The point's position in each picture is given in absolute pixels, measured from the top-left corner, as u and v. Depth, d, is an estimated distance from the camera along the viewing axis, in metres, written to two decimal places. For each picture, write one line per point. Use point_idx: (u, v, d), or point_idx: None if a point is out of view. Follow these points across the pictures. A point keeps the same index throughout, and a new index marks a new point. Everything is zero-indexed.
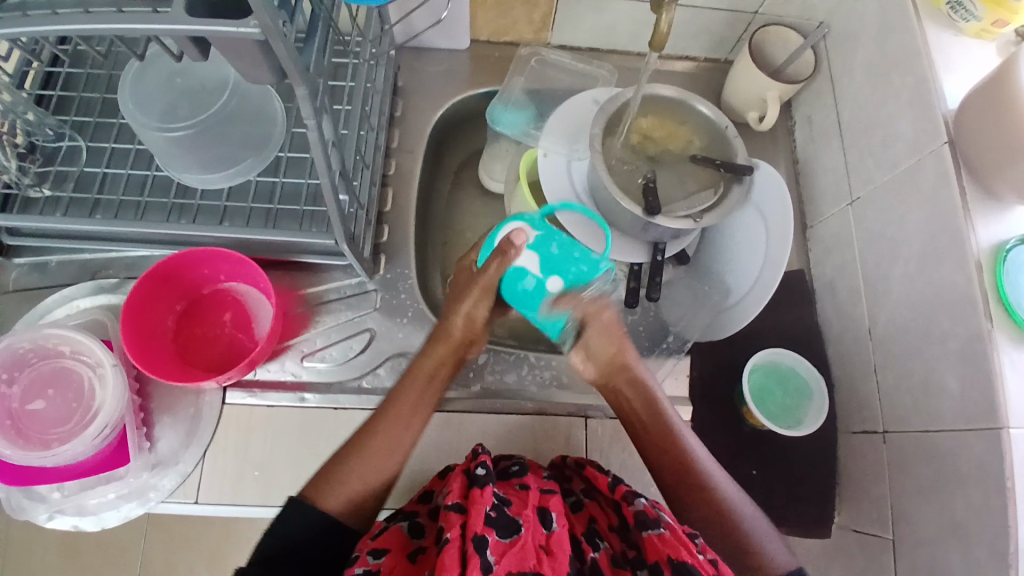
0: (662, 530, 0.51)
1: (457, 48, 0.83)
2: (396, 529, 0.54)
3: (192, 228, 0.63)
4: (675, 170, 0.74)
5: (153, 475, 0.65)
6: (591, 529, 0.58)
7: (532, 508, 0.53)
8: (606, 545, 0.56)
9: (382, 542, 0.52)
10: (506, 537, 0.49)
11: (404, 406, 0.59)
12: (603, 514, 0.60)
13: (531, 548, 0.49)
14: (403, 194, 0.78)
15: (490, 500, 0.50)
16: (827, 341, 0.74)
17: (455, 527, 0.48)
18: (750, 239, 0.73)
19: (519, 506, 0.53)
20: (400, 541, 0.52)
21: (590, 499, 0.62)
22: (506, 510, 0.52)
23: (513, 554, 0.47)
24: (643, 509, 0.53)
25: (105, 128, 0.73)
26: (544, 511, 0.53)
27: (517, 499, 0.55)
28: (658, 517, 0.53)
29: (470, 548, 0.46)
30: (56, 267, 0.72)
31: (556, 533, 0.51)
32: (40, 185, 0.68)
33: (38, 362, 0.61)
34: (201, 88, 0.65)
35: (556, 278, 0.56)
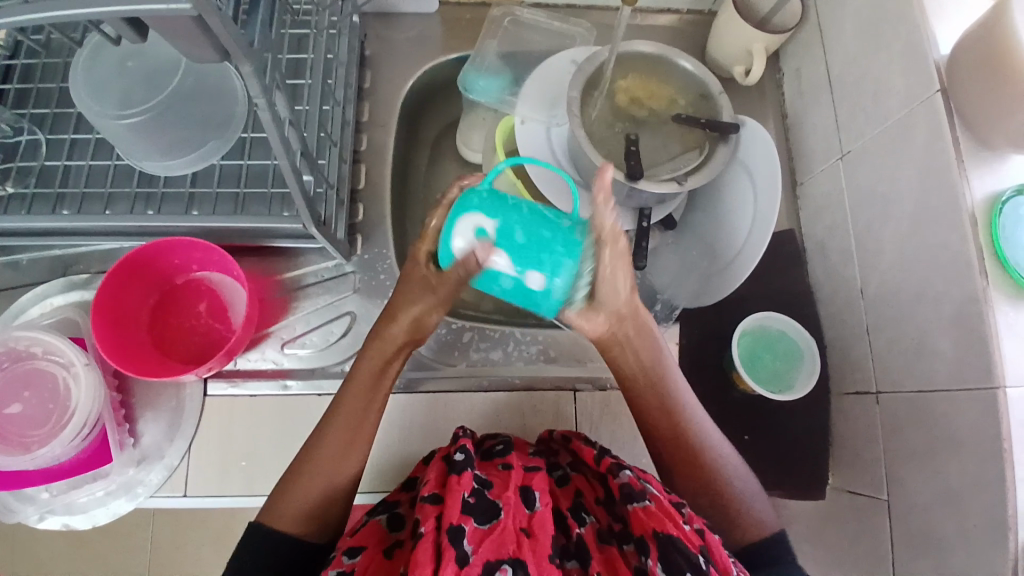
0: (646, 503, 0.51)
1: (426, 12, 0.79)
2: (375, 523, 0.53)
3: (156, 219, 0.61)
4: (657, 131, 0.71)
5: (139, 471, 0.64)
6: (578, 503, 0.57)
7: (514, 489, 0.52)
8: (592, 520, 0.55)
9: (358, 539, 0.51)
10: (485, 523, 0.48)
11: (354, 406, 0.55)
12: (589, 488, 0.59)
13: (512, 531, 0.48)
14: (377, 170, 0.75)
15: (467, 486, 0.50)
16: (818, 302, 0.72)
17: (430, 519, 0.47)
18: (737, 201, 0.71)
19: (501, 488, 0.52)
20: (379, 535, 0.52)
21: (577, 472, 0.61)
22: (487, 493, 0.51)
23: (492, 539, 0.47)
24: (629, 481, 0.53)
25: (65, 119, 0.70)
26: (527, 492, 0.52)
27: (498, 481, 0.53)
28: (643, 489, 0.52)
29: (444, 541, 0.45)
30: (26, 264, 0.70)
31: (539, 513, 0.51)
32: (2, 182, 0.66)
33: (9, 365, 0.60)
34: (155, 70, 0.61)
35: (532, 273, 0.48)
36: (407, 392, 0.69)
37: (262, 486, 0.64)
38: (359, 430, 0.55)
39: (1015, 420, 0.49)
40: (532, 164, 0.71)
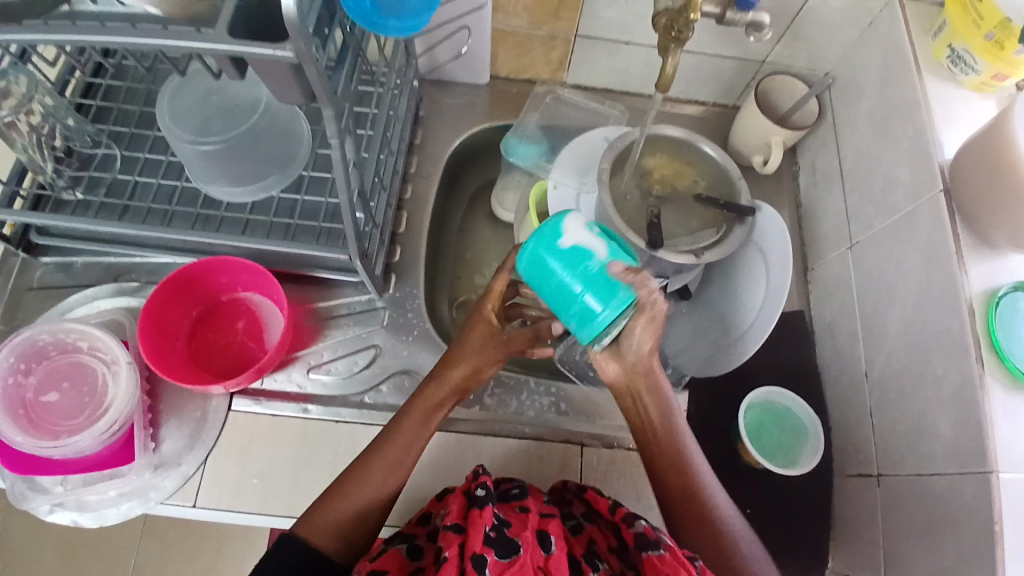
0: (661, 551, 0.53)
1: (477, 83, 0.87)
2: (394, 551, 0.56)
3: (213, 237, 0.66)
4: (680, 207, 0.76)
5: (155, 476, 0.66)
6: (591, 550, 0.59)
7: (531, 529, 0.54)
8: (605, 566, 0.57)
9: (379, 563, 0.55)
10: (506, 556, 0.51)
11: (409, 432, 0.60)
12: (603, 537, 0.62)
13: (531, 569, 0.51)
14: (417, 217, 0.81)
15: (489, 520, 0.52)
16: (825, 382, 0.74)
17: (453, 546, 0.51)
18: (752, 277, 0.75)
19: (519, 527, 0.55)
20: (401, 561, 0.56)
21: (590, 523, 0.63)
22: (506, 531, 0.53)
23: (512, 573, 0.50)
24: (643, 531, 0.55)
25: (140, 139, 0.76)
26: (544, 535, 0.55)
27: (517, 521, 0.56)
28: (658, 538, 0.54)
29: (469, 567, 0.49)
30: (80, 267, 0.75)
31: (555, 555, 0.53)
32: (74, 188, 0.72)
33: (55, 355, 0.62)
34: (233, 106, 0.69)
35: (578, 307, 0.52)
36: None
37: (271, 504, 0.66)
38: (413, 447, 0.60)
39: (1009, 504, 0.51)
40: None
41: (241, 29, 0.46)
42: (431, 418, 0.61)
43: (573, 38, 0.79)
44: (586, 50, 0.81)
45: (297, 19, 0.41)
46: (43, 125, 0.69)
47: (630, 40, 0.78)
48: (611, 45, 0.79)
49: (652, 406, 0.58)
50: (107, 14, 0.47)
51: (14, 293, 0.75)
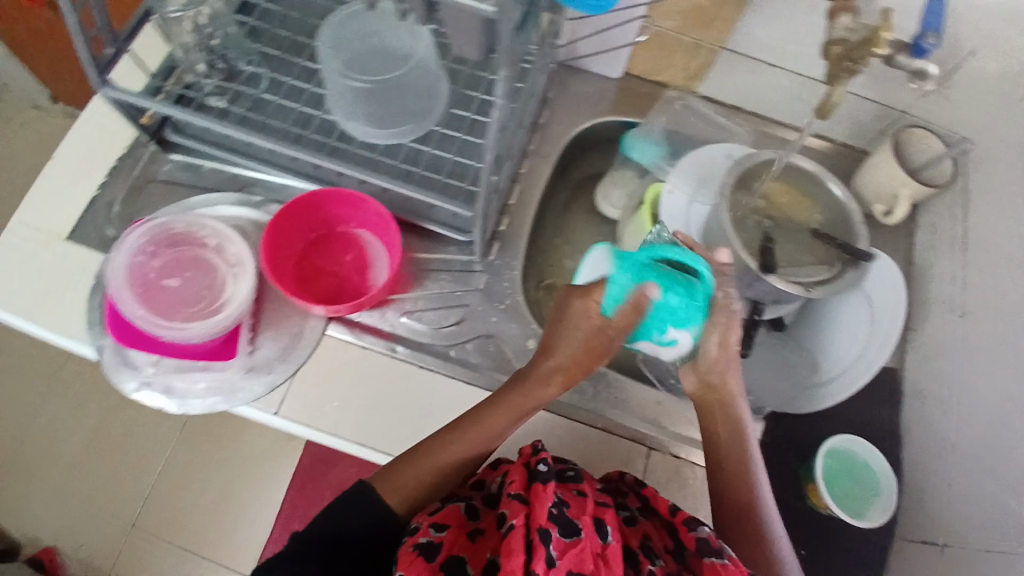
0: (725, 561, 0.54)
1: (610, 75, 0.86)
2: (453, 508, 0.61)
3: (341, 167, 0.69)
4: (793, 238, 0.75)
5: (245, 378, 0.70)
6: (646, 546, 0.60)
7: (590, 515, 0.55)
8: (661, 563, 0.58)
9: (439, 517, 0.59)
10: (568, 536, 0.52)
11: (482, 435, 0.64)
12: (657, 535, 0.62)
13: (590, 555, 0.52)
14: (529, 193, 0.82)
15: (552, 497, 0.54)
16: (906, 444, 0.74)
17: (520, 515, 0.53)
18: (848, 323, 0.76)
19: (579, 509, 0.55)
20: (459, 518, 0.59)
21: (645, 518, 0.63)
22: (566, 510, 0.54)
23: (573, 554, 0.51)
24: (706, 537, 0.56)
25: (286, 64, 0.76)
26: (601, 523, 0.56)
27: (576, 502, 0.56)
28: (720, 548, 0.55)
29: (535, 538, 0.50)
30: (207, 172, 0.78)
31: (611, 546, 0.54)
32: (218, 97, 0.73)
33: (183, 245, 0.64)
34: (389, 52, 0.71)
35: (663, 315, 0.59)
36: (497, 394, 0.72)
37: (346, 430, 0.69)
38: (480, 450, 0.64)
39: None
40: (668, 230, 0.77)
41: None
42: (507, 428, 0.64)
43: (718, 50, 0.78)
44: (728, 65, 0.80)
45: None
46: (209, 28, 0.71)
47: (778, 62, 0.77)
48: (756, 64, 0.78)
49: (722, 424, 0.64)
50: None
51: (138, 180, 0.78)
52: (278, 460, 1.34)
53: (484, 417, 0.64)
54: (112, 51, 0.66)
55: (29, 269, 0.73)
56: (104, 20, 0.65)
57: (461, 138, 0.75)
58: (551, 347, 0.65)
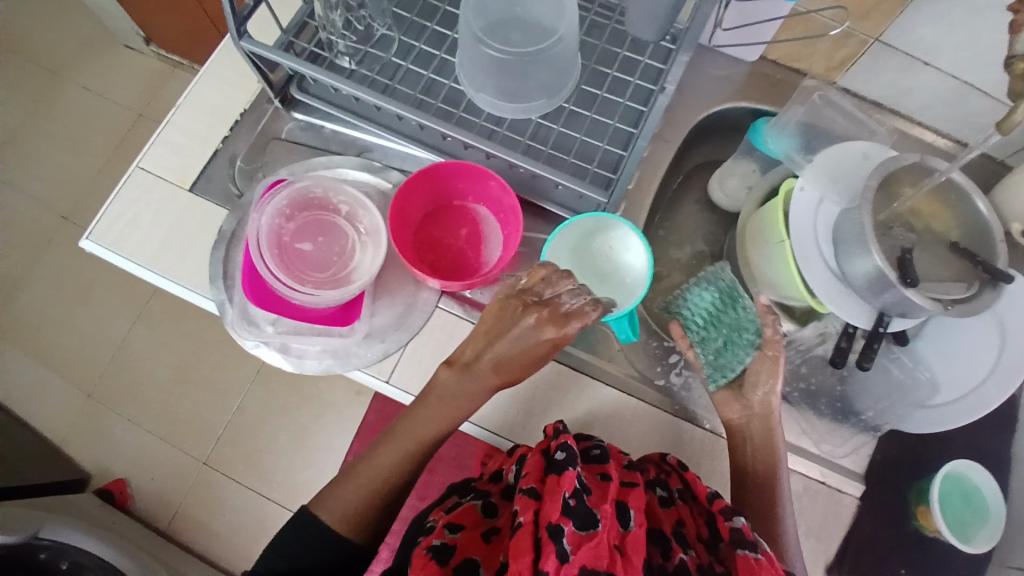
0: (759, 556, 0.54)
1: (744, 59, 0.83)
2: (471, 506, 0.64)
3: (471, 139, 0.67)
4: (930, 251, 0.72)
5: (359, 344, 0.70)
6: (679, 532, 0.61)
7: (611, 503, 0.56)
8: (693, 554, 0.59)
9: (455, 518, 0.62)
10: (583, 529, 0.52)
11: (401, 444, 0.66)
12: (692, 521, 0.63)
13: (607, 546, 0.52)
14: (648, 178, 0.80)
15: (570, 487, 0.54)
16: (1016, 475, 0.72)
17: (529, 512, 0.54)
18: (976, 344, 0.72)
19: (599, 497, 0.56)
20: (474, 518, 0.62)
21: (683, 502, 0.64)
22: (585, 498, 0.55)
23: (589, 548, 0.51)
24: (740, 529, 0.57)
25: (418, 28, 0.75)
26: (622, 509, 0.57)
27: (597, 489, 0.58)
28: (755, 541, 0.56)
29: (545, 537, 0.51)
30: (329, 132, 0.78)
31: (631, 533, 0.55)
32: (349, 58, 0.73)
33: (316, 209, 0.65)
34: (532, 24, 0.69)
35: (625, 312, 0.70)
36: (604, 382, 0.74)
37: None
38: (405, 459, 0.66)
39: None
40: (796, 229, 0.73)
41: None
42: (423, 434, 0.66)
43: (872, 41, 0.73)
44: (878, 58, 0.75)
45: None
46: None
47: (933, 61, 0.72)
48: (908, 61, 0.73)
49: (758, 430, 0.67)
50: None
51: (261, 137, 0.78)
52: (343, 415, 1.36)
53: (403, 421, 0.67)
54: (255, 1, 0.65)
55: (156, 219, 0.75)
56: None
57: (591, 117, 0.73)
58: (473, 361, 0.64)
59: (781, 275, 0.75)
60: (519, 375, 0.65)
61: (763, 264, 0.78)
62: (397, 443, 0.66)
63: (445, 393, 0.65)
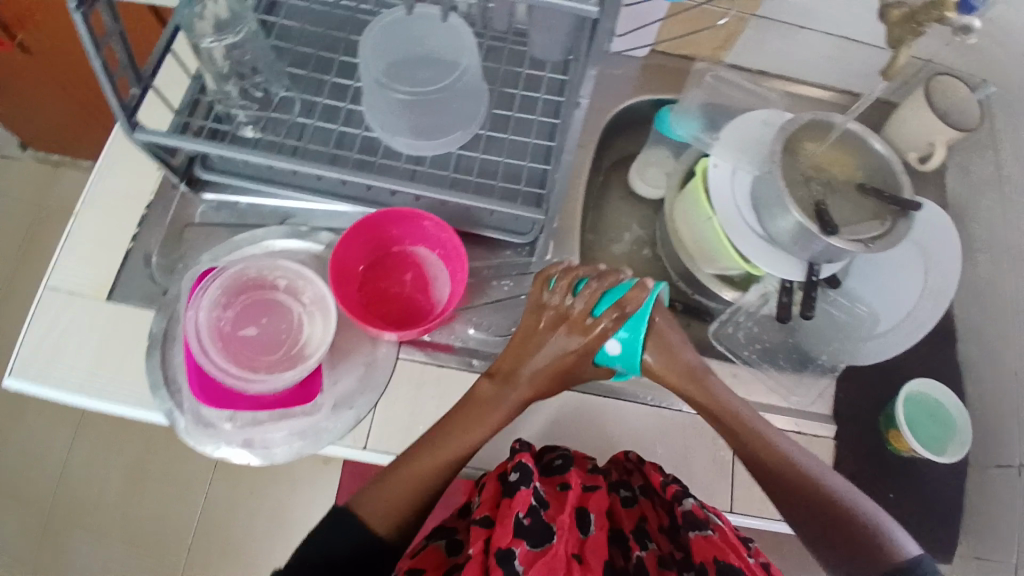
0: (710, 532, 0.60)
1: (636, 55, 0.86)
2: (433, 548, 0.63)
3: (398, 185, 0.67)
4: (842, 197, 0.76)
5: (327, 417, 0.66)
6: (641, 529, 0.66)
7: (567, 512, 0.59)
8: (654, 547, 0.65)
9: (418, 561, 0.61)
10: (537, 546, 0.55)
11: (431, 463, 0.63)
12: (654, 514, 0.68)
13: (563, 557, 0.56)
14: (575, 185, 0.81)
15: (523, 508, 0.57)
16: (968, 382, 0.77)
17: (479, 541, 0.57)
18: (904, 271, 0.78)
19: (556, 509, 0.60)
20: (438, 559, 0.61)
21: (645, 497, 0.68)
22: (542, 514, 0.58)
23: (543, 562, 0.54)
24: (692, 510, 0.61)
25: (317, 83, 0.73)
26: (583, 514, 0.62)
27: (556, 502, 0.61)
28: (706, 519, 0.61)
29: (494, 562, 0.54)
30: (246, 207, 0.75)
31: (591, 536, 0.61)
32: (252, 127, 0.70)
33: (254, 290, 0.62)
34: (435, 59, 0.68)
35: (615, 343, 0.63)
36: (581, 390, 0.73)
37: None
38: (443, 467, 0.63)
39: None
40: (718, 201, 0.76)
41: None
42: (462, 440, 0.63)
43: (750, 17, 0.78)
44: (759, 32, 0.80)
45: None
46: (241, 51, 0.68)
47: (808, 24, 0.77)
48: (787, 28, 0.79)
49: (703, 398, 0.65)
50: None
51: (174, 225, 0.74)
52: (317, 487, 1.29)
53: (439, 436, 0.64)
54: (139, 92, 0.62)
55: (78, 338, 0.69)
56: (128, 58, 0.60)
57: (510, 139, 0.73)
58: (517, 372, 0.64)
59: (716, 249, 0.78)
60: (551, 388, 0.65)
61: (697, 241, 0.80)
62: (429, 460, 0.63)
63: (485, 400, 0.64)
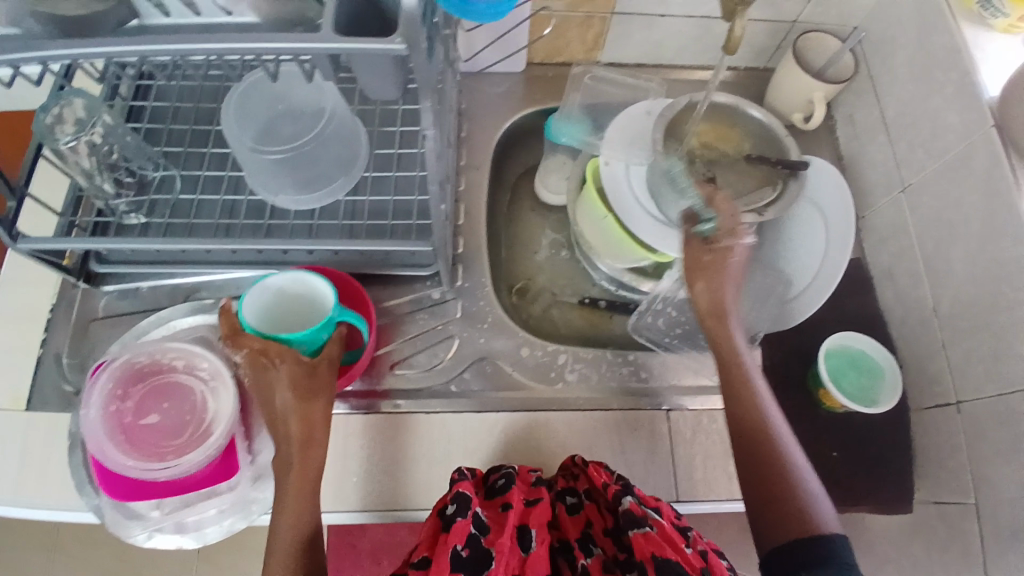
0: (647, 529, 0.57)
1: (514, 70, 0.88)
2: None
3: (289, 244, 0.67)
4: (733, 170, 0.77)
5: (255, 489, 0.66)
6: (586, 534, 0.64)
7: (507, 534, 0.57)
8: (599, 551, 0.62)
9: None
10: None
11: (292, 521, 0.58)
12: (599, 517, 0.65)
13: None
14: (474, 207, 0.81)
15: (461, 539, 0.54)
16: (891, 326, 0.78)
17: None
18: (807, 229, 0.79)
19: (496, 532, 0.57)
20: None
21: (590, 501, 0.66)
22: (482, 540, 0.56)
23: None
24: (629, 508, 0.59)
25: (195, 156, 0.74)
26: (524, 530, 0.59)
27: (496, 525, 0.59)
28: (644, 515, 0.58)
29: None
30: (146, 291, 0.75)
31: (532, 554, 0.57)
32: (136, 213, 0.70)
33: (151, 376, 0.62)
34: (299, 113, 0.69)
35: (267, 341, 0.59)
36: (512, 409, 0.73)
37: (375, 500, 0.68)
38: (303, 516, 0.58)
39: None
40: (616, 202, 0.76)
41: (338, 22, 0.47)
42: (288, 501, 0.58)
43: (610, 16, 0.80)
44: (623, 27, 0.82)
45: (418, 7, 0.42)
46: (105, 144, 0.65)
47: (667, 12, 0.79)
48: (647, 18, 0.80)
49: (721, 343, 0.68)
50: (183, 24, 0.49)
51: (79, 322, 0.74)
52: None
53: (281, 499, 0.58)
54: (16, 203, 0.59)
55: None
56: None
57: (395, 176, 0.74)
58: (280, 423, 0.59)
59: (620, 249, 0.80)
60: (318, 411, 0.60)
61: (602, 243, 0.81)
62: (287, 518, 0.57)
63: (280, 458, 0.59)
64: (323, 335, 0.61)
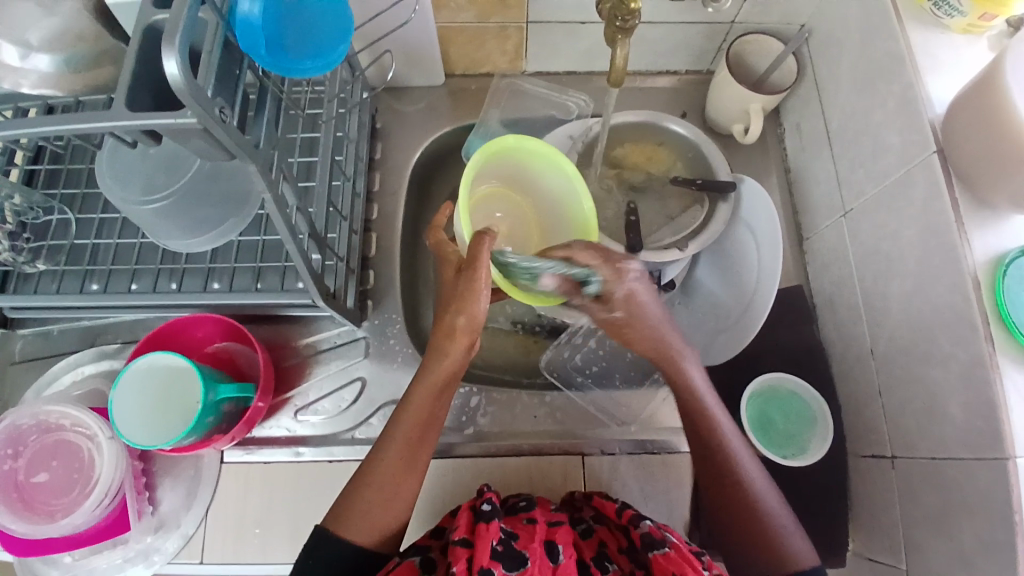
0: (667, 550, 0.53)
1: (435, 84, 0.83)
2: (408, 564, 0.53)
3: (177, 298, 0.65)
4: (657, 196, 0.73)
5: (156, 538, 0.67)
6: (601, 553, 0.59)
7: (539, 542, 0.54)
8: (615, 568, 0.57)
9: None
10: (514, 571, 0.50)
11: (396, 465, 0.56)
12: (612, 539, 0.61)
13: None
14: (388, 237, 0.78)
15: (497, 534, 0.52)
16: (831, 360, 0.71)
17: (459, 561, 0.50)
18: (741, 253, 0.73)
19: (527, 539, 0.54)
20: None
21: (600, 524, 0.62)
22: (513, 544, 0.53)
23: None
24: (649, 531, 0.55)
25: (94, 198, 0.74)
26: (551, 544, 0.55)
27: (524, 533, 0.56)
28: (664, 538, 0.55)
29: None
30: (58, 334, 0.75)
31: (563, 565, 0.53)
32: (34, 261, 0.70)
33: (40, 436, 0.63)
34: (176, 155, 0.64)
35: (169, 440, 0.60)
36: None
37: (275, 553, 0.67)
38: (413, 451, 0.57)
39: None
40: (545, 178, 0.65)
41: (142, 97, 0.43)
42: (404, 459, 0.56)
43: (525, 25, 0.74)
44: (541, 36, 0.76)
45: (185, 85, 0.38)
46: None
47: (586, 20, 0.73)
48: (566, 27, 0.74)
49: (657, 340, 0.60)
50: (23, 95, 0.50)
51: None
52: None
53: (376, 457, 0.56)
54: None
55: None
56: None
57: None
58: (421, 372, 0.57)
59: (533, 249, 0.67)
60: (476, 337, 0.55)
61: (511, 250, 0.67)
62: (390, 464, 0.56)
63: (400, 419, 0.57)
64: (209, 418, 0.62)
